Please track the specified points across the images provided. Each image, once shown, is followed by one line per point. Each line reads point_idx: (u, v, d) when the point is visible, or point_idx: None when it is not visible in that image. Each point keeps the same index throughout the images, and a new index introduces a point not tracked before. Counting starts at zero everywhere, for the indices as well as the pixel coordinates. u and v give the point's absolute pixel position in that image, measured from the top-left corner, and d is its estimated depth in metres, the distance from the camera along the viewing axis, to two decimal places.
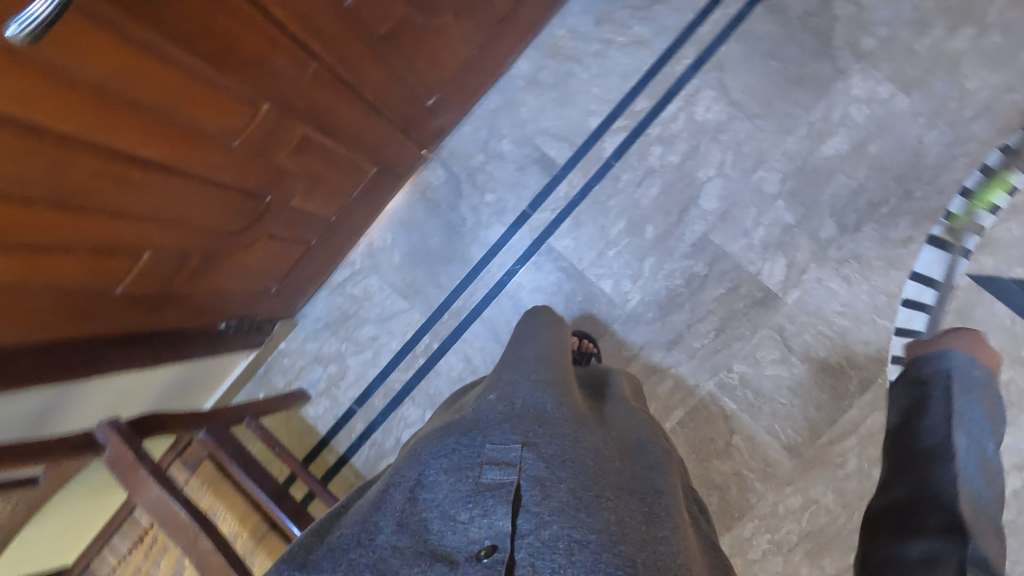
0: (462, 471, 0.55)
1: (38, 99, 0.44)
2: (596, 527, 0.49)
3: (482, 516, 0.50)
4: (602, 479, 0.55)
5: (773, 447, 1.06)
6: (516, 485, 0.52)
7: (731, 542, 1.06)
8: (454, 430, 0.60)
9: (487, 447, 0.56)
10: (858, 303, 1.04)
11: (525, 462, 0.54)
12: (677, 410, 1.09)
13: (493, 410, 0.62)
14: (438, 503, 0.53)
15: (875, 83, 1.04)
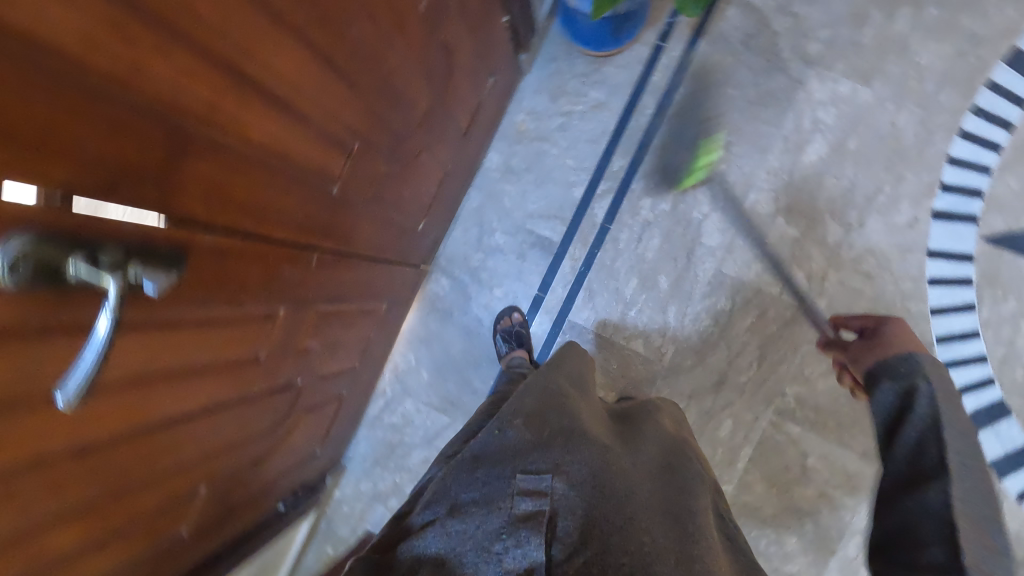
0: (494, 502, 0.57)
1: (86, 421, 0.43)
2: (626, 549, 0.53)
3: (520, 548, 0.53)
4: (633, 500, 0.58)
5: (850, 458, 1.05)
6: (551, 515, 0.55)
7: (840, 564, 1.04)
8: (484, 459, 0.62)
9: (518, 478, 0.58)
10: (888, 294, 1.04)
11: (558, 488, 0.57)
12: (744, 449, 1.08)
13: (521, 434, 0.63)
14: (472, 533, 0.56)
15: (834, 82, 1.06)
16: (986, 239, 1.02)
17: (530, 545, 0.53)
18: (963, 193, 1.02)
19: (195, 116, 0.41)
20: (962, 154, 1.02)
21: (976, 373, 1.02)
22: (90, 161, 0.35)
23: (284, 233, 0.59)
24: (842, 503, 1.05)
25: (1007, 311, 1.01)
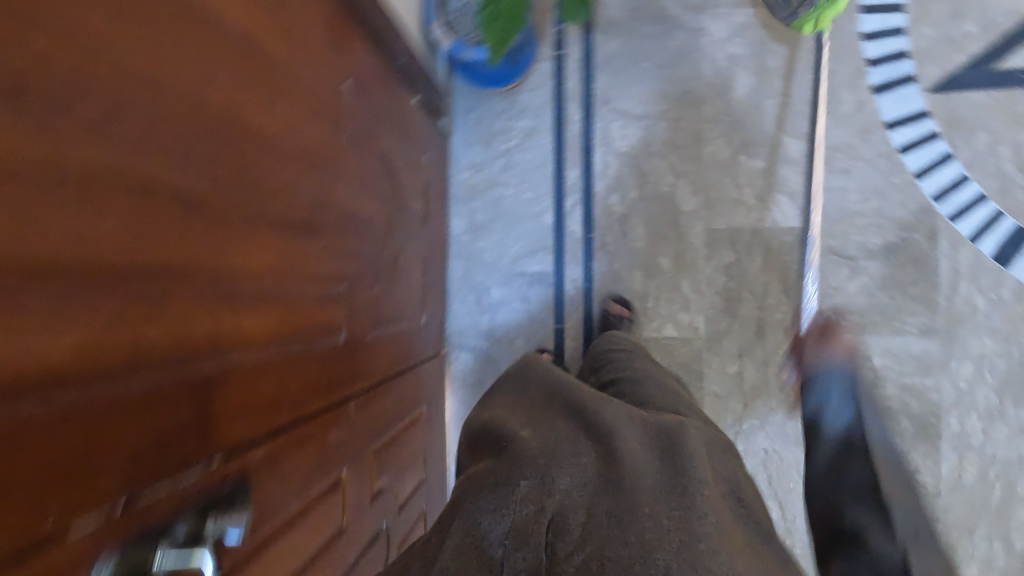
0: (493, 509, 0.51)
1: None
2: (627, 539, 0.46)
3: (518, 551, 0.47)
4: (633, 480, 0.51)
5: (913, 343, 1.06)
6: (550, 513, 0.49)
7: (952, 444, 1.05)
8: (478, 474, 0.57)
9: (520, 481, 0.52)
10: (871, 180, 1.07)
11: (554, 486, 0.51)
12: (812, 379, 1.08)
13: (528, 437, 0.59)
14: (476, 538, 0.50)
15: (729, 17, 1.10)
16: (932, 92, 1.05)
17: (527, 548, 0.47)
18: (890, 60, 1.06)
19: (201, 354, 0.40)
20: (873, 27, 1.07)
21: (984, 214, 1.04)
22: (130, 458, 0.34)
23: (314, 405, 0.57)
24: (926, 387, 1.05)
25: (983, 144, 1.04)
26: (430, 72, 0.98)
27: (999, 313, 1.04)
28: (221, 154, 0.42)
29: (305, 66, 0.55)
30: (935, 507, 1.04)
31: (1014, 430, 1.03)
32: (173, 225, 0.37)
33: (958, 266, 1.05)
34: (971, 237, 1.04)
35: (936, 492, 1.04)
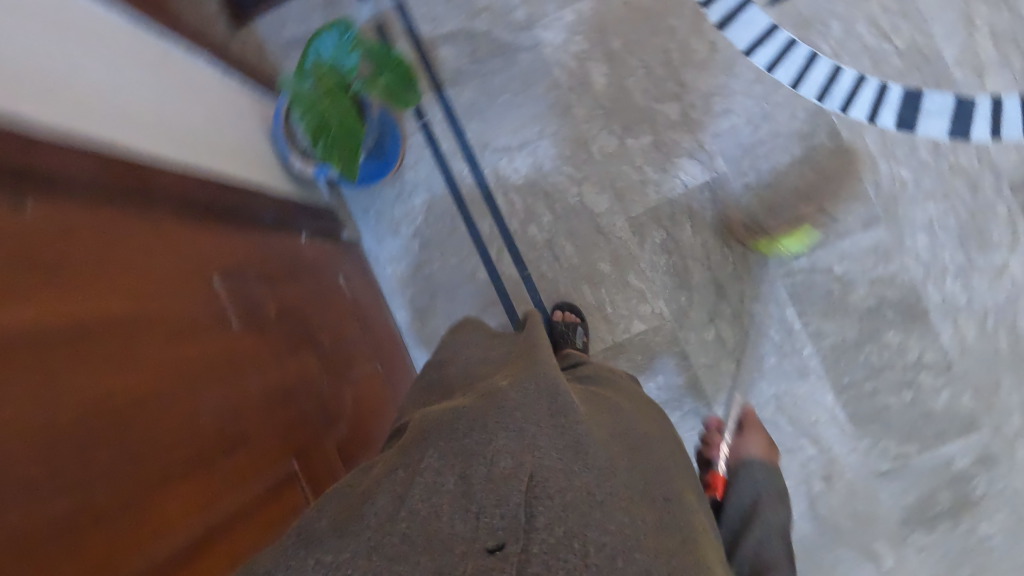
0: (471, 460, 0.47)
1: None
2: (608, 528, 0.44)
3: (497, 508, 0.43)
4: (614, 478, 0.50)
5: (864, 237, 1.05)
6: (531, 477, 0.45)
7: (942, 313, 1.04)
8: (455, 422, 0.51)
9: (500, 435, 0.49)
10: (755, 105, 1.07)
11: (538, 455, 0.48)
12: (788, 311, 1.07)
13: (512, 389, 0.56)
14: (447, 487, 0.45)
15: (558, 20, 1.11)
16: (772, 5, 1.07)
17: (507, 506, 0.43)
18: None
19: None
20: None
21: (869, 94, 1.05)
22: None
23: None
24: (894, 272, 1.04)
25: (837, 33, 1.05)
26: (309, 207, 1.01)
27: (926, 176, 1.03)
28: (96, 440, 0.45)
29: (173, 296, 0.59)
30: (952, 379, 1.03)
31: (992, 276, 1.02)
32: (56, 523, 0.41)
33: (869, 150, 1.05)
34: (868, 120, 1.05)
35: (947, 365, 1.03)
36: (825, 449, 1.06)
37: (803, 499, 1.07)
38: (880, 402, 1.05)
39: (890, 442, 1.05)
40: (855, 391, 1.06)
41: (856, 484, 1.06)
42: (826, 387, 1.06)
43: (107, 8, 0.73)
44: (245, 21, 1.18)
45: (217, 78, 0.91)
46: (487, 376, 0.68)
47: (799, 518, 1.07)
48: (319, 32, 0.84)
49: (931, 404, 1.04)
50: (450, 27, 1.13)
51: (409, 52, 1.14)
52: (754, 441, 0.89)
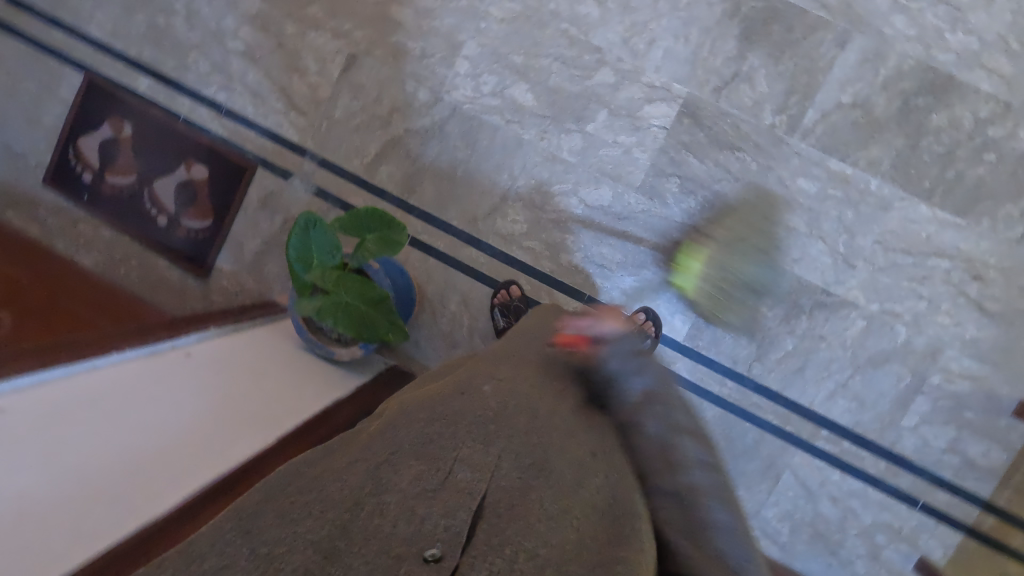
0: (430, 464, 0.48)
1: None
2: (553, 544, 0.44)
3: (443, 518, 0.43)
4: (574, 491, 0.50)
5: (849, 55, 1.00)
6: (485, 491, 0.46)
7: (966, 68, 0.98)
8: (431, 420, 0.52)
9: (463, 440, 0.50)
10: (671, 19, 1.04)
11: (498, 469, 0.49)
12: (830, 164, 1.02)
13: (489, 396, 0.58)
14: (403, 486, 0.45)
15: (456, 76, 1.10)
16: None
17: (454, 520, 0.43)
18: None
19: None
20: None
21: None
22: None
23: None
24: (897, 64, 0.99)
25: None
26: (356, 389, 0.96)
27: None
28: None
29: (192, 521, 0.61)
30: (1019, 114, 0.97)
31: (984, 6, 0.97)
32: None
33: None
34: None
35: (1005, 107, 0.98)
36: (956, 254, 1.01)
37: (969, 309, 1.01)
38: (971, 180, 0.99)
39: (1005, 207, 0.99)
40: (942, 187, 1.00)
41: (1005, 264, 1.00)
42: (914, 202, 1.01)
43: (121, 351, 0.75)
44: (209, 266, 1.19)
45: (231, 337, 0.92)
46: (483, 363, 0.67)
47: (978, 328, 1.01)
48: (291, 238, 0.80)
49: (1018, 148, 0.98)
50: (375, 148, 1.13)
51: (357, 193, 1.14)
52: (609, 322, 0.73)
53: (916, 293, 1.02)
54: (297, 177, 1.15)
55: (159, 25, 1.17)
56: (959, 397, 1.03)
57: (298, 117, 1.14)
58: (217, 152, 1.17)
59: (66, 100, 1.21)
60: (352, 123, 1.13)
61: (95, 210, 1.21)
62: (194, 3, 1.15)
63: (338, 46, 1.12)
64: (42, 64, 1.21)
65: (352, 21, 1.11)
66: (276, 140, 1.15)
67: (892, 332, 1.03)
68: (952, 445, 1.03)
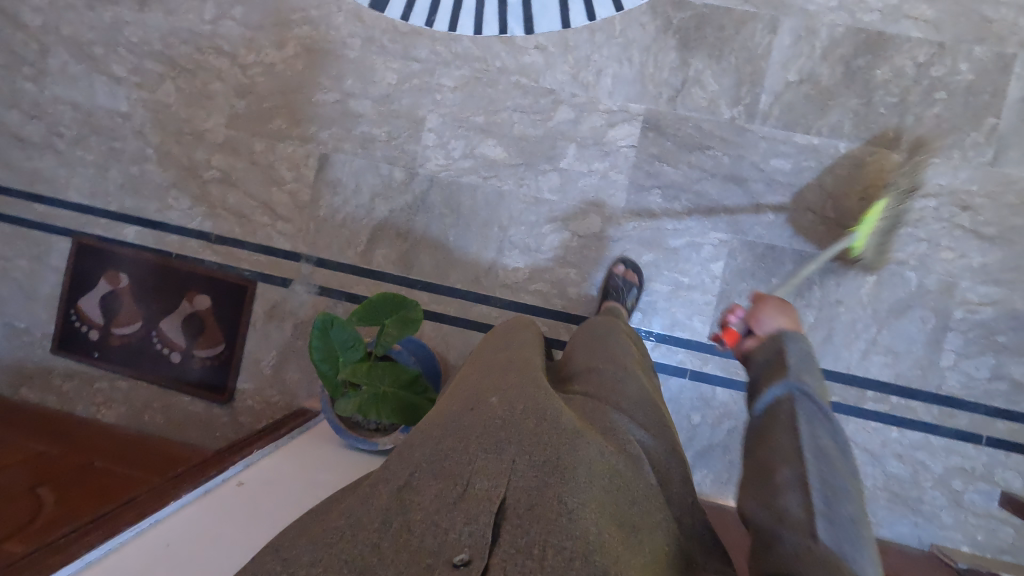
0: (450, 482, 0.51)
1: None
2: (574, 534, 0.46)
3: (466, 526, 0.47)
4: (593, 481, 0.52)
5: (782, 38, 1.06)
6: (504, 498, 0.49)
7: (892, 22, 1.04)
8: (446, 432, 0.57)
9: (474, 454, 0.53)
10: (611, 47, 1.10)
11: (513, 472, 0.52)
12: (797, 138, 1.06)
13: (501, 402, 0.60)
14: (425, 504, 0.50)
15: (424, 149, 1.14)
16: None
17: (477, 525, 0.47)
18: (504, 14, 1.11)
19: None
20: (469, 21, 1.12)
21: None
22: None
23: None
24: (829, 35, 1.05)
25: None
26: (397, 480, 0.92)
27: None
28: None
29: None
30: (954, 49, 1.03)
31: None
32: None
33: None
34: None
35: (939, 47, 1.03)
36: (940, 190, 1.04)
37: (968, 239, 1.04)
38: (930, 120, 1.04)
39: (969, 136, 1.03)
40: (906, 132, 1.04)
41: (987, 188, 1.03)
42: (884, 153, 1.05)
43: (179, 497, 0.76)
44: (231, 390, 1.20)
45: (278, 454, 0.92)
46: (488, 370, 0.71)
47: (982, 254, 1.03)
48: (312, 339, 0.81)
49: (963, 80, 1.03)
50: (365, 235, 1.16)
51: (359, 282, 1.16)
52: (779, 317, 0.71)
53: (914, 237, 1.05)
54: (297, 282, 1.17)
55: (134, 173, 1.21)
56: (987, 324, 1.04)
57: (285, 225, 1.17)
58: (215, 277, 1.19)
59: (59, 266, 1.23)
60: (338, 217, 1.16)
61: (108, 364, 1.22)
62: (164, 145, 1.20)
63: (308, 150, 1.16)
64: (29, 238, 1.24)
65: (316, 124, 1.16)
66: (269, 252, 1.18)
67: (903, 280, 1.05)
68: (996, 373, 1.04)
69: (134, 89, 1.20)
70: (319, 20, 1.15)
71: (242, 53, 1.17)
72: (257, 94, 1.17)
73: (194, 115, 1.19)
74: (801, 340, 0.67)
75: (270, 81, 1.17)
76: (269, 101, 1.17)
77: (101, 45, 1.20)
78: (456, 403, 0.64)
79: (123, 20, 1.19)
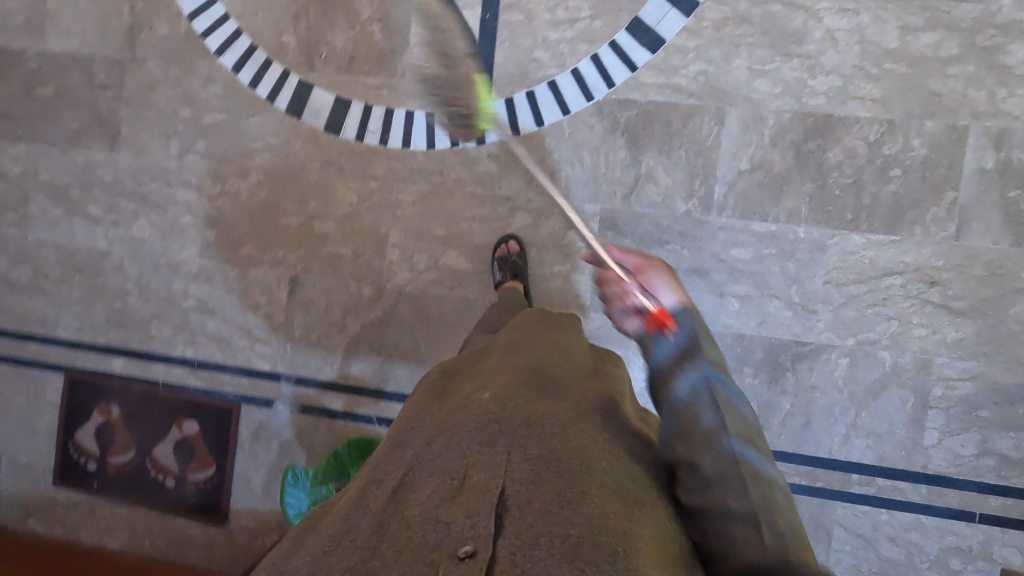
0: (449, 480, 0.53)
1: None
2: (576, 520, 0.49)
3: (466, 519, 0.48)
4: (590, 473, 0.54)
5: (730, 128, 1.06)
6: (504, 489, 0.51)
7: (839, 105, 1.03)
8: (448, 433, 0.59)
9: (469, 452, 0.56)
10: (562, 151, 1.11)
11: (509, 466, 0.53)
12: (754, 225, 1.06)
13: (494, 398, 0.62)
14: (426, 504, 0.52)
15: (391, 263, 1.16)
16: (488, 93, 1.12)
17: (478, 516, 0.48)
18: (455, 128, 1.14)
19: None
20: (422, 136, 1.14)
21: (611, 59, 1.09)
22: None
23: None
24: (777, 121, 1.05)
25: (546, 55, 1.10)
26: None
27: (708, 49, 1.06)
28: None
29: None
30: (904, 126, 1.02)
31: (832, 48, 1.03)
32: None
33: (657, 84, 1.08)
34: (633, 72, 1.08)
35: (889, 125, 1.02)
36: (905, 268, 1.02)
37: (940, 314, 1.02)
38: (888, 198, 1.02)
39: (929, 211, 1.02)
40: (864, 213, 1.03)
41: (954, 261, 1.01)
42: (845, 235, 1.04)
43: None
44: (225, 511, 1.22)
45: None
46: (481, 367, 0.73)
47: (956, 328, 1.01)
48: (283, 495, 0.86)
49: (918, 156, 1.02)
50: (340, 351, 1.18)
51: (338, 396, 1.19)
52: (670, 286, 0.71)
53: (884, 316, 1.03)
54: (279, 401, 1.20)
55: (117, 307, 1.25)
56: (968, 399, 1.02)
57: (263, 347, 1.20)
58: (201, 401, 1.23)
59: (54, 401, 1.28)
60: (313, 336, 1.19)
61: (108, 492, 1.26)
62: (143, 278, 1.24)
63: (279, 273, 1.19)
64: (24, 376, 1.28)
65: (285, 248, 1.19)
66: (250, 374, 1.21)
67: (877, 360, 1.04)
68: (984, 449, 1.01)
69: (111, 227, 1.25)
70: (278, 147, 1.19)
71: (209, 185, 1.21)
72: (226, 223, 1.21)
73: (168, 247, 1.23)
74: (694, 316, 0.69)
75: (237, 209, 1.20)
76: (238, 228, 1.20)
77: (77, 188, 1.25)
78: (450, 404, 0.66)
79: (96, 162, 1.25)
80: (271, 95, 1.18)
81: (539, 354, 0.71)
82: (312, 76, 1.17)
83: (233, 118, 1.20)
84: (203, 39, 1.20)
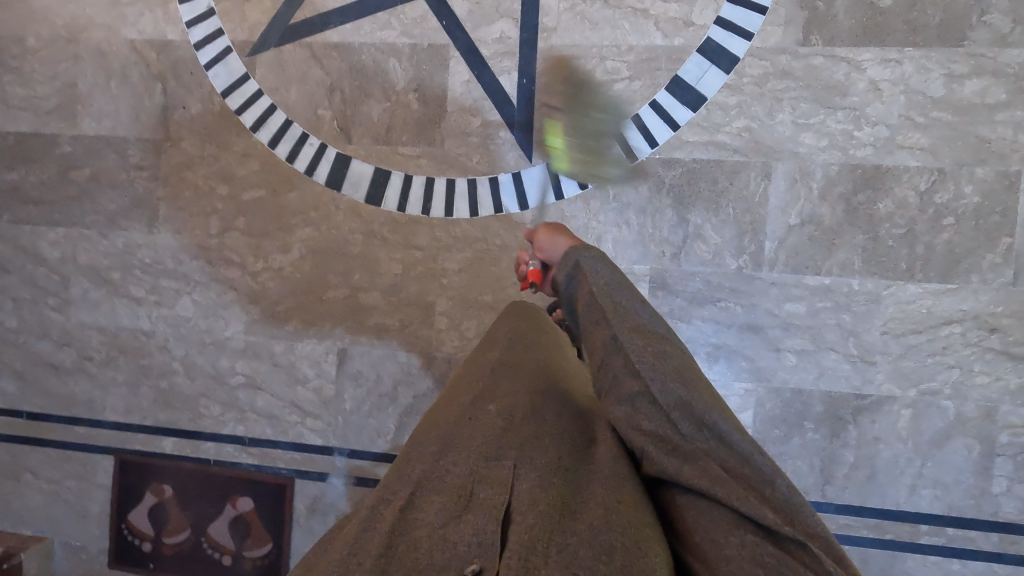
0: (451, 491, 0.49)
1: None
2: (582, 529, 0.47)
3: (474, 537, 0.46)
4: (595, 477, 0.52)
5: (777, 183, 1.05)
6: (509, 499, 0.49)
7: (887, 155, 1.03)
8: (446, 436, 0.55)
9: (473, 458, 0.52)
10: (607, 212, 1.10)
11: (516, 478, 0.50)
12: (807, 279, 1.05)
13: (493, 401, 0.58)
14: (429, 520, 0.47)
15: (440, 331, 1.15)
16: (529, 158, 1.12)
17: (486, 534, 0.46)
18: (497, 194, 1.13)
19: None
20: (465, 204, 1.14)
21: (652, 119, 1.08)
22: None
23: None
24: (824, 174, 1.04)
25: (587, 118, 1.10)
26: None
27: (750, 106, 1.05)
28: None
29: None
30: (955, 174, 1.01)
31: (876, 99, 1.02)
32: None
33: (701, 142, 1.07)
34: (675, 131, 1.08)
35: (939, 174, 1.02)
36: (963, 316, 1.02)
37: (1001, 361, 1.01)
38: (941, 246, 1.02)
39: (985, 258, 1.01)
40: (919, 262, 1.02)
41: (1013, 307, 1.01)
42: (900, 285, 1.03)
43: None
44: None
45: None
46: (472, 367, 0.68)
47: (1019, 374, 1.01)
48: None
49: (970, 204, 1.01)
50: (393, 422, 1.17)
51: None
52: (556, 240, 0.75)
53: (945, 365, 1.02)
54: (333, 475, 1.19)
55: (164, 387, 1.25)
56: None
57: (314, 421, 1.20)
58: (253, 477, 1.22)
59: (106, 483, 1.27)
60: (365, 409, 1.18)
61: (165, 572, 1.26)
62: (188, 357, 1.23)
63: (327, 347, 1.19)
64: (74, 460, 1.28)
65: (331, 321, 1.18)
66: (302, 448, 1.20)
67: (939, 409, 1.03)
68: None
69: (154, 307, 1.24)
70: (319, 220, 1.18)
71: (251, 261, 1.21)
72: (270, 298, 1.20)
73: (212, 325, 1.22)
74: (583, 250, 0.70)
75: (281, 285, 1.20)
76: (283, 303, 1.20)
77: (117, 270, 1.25)
78: (445, 405, 0.61)
79: (135, 243, 1.24)
80: (309, 168, 1.18)
81: (537, 357, 0.68)
82: (349, 147, 1.16)
83: (272, 193, 1.19)
84: (236, 115, 1.19)
